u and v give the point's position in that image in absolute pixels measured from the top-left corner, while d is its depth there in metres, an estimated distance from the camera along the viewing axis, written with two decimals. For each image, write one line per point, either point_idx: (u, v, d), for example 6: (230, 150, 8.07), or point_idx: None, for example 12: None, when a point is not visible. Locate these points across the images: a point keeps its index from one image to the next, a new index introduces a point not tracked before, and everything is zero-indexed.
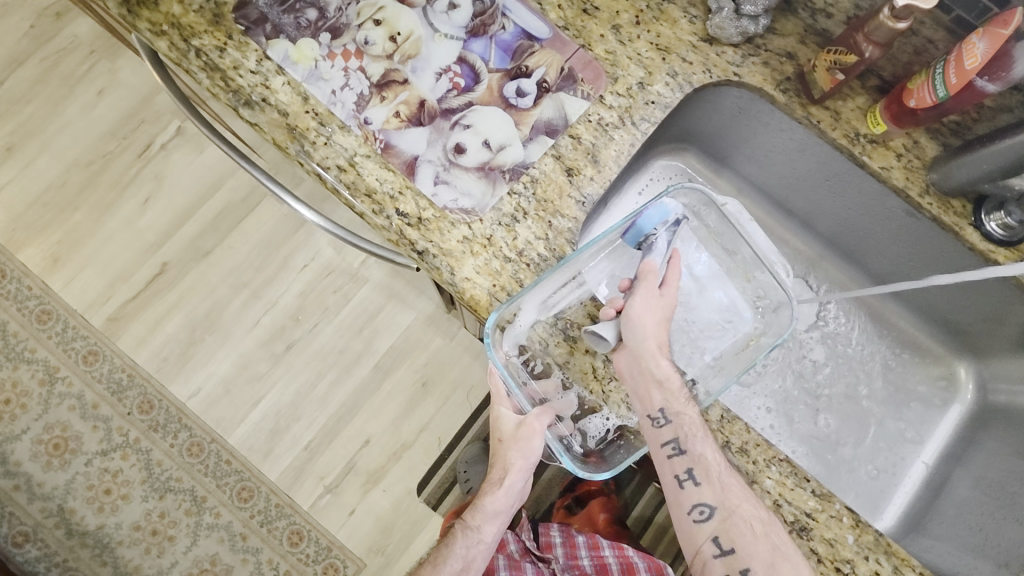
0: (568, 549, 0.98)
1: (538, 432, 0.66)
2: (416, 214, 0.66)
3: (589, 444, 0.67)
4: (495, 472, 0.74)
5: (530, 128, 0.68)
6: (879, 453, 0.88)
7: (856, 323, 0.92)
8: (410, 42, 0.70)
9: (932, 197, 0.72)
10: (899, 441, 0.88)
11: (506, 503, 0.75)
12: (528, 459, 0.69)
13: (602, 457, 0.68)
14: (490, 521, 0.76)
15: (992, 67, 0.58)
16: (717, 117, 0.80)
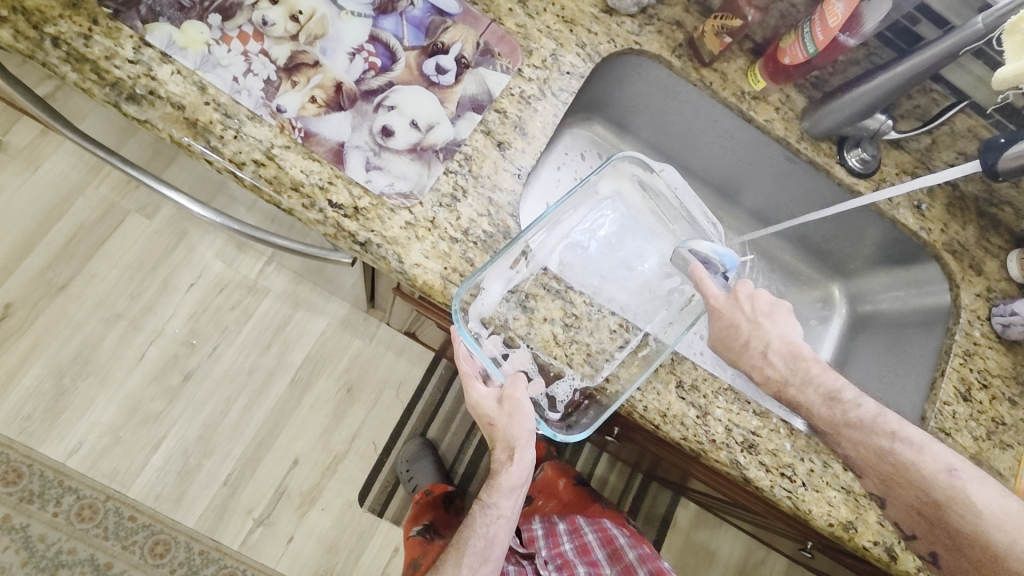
0: (548, 544, 0.96)
1: (522, 397, 0.63)
2: (351, 204, 0.62)
3: (559, 408, 0.69)
4: (501, 459, 0.64)
5: (456, 105, 0.68)
6: None
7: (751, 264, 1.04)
8: (314, 22, 0.66)
9: (806, 143, 0.83)
10: None
11: (523, 477, 0.65)
12: (525, 427, 0.63)
13: (573, 418, 0.69)
14: (507, 495, 0.66)
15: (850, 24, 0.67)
16: (632, 88, 0.86)
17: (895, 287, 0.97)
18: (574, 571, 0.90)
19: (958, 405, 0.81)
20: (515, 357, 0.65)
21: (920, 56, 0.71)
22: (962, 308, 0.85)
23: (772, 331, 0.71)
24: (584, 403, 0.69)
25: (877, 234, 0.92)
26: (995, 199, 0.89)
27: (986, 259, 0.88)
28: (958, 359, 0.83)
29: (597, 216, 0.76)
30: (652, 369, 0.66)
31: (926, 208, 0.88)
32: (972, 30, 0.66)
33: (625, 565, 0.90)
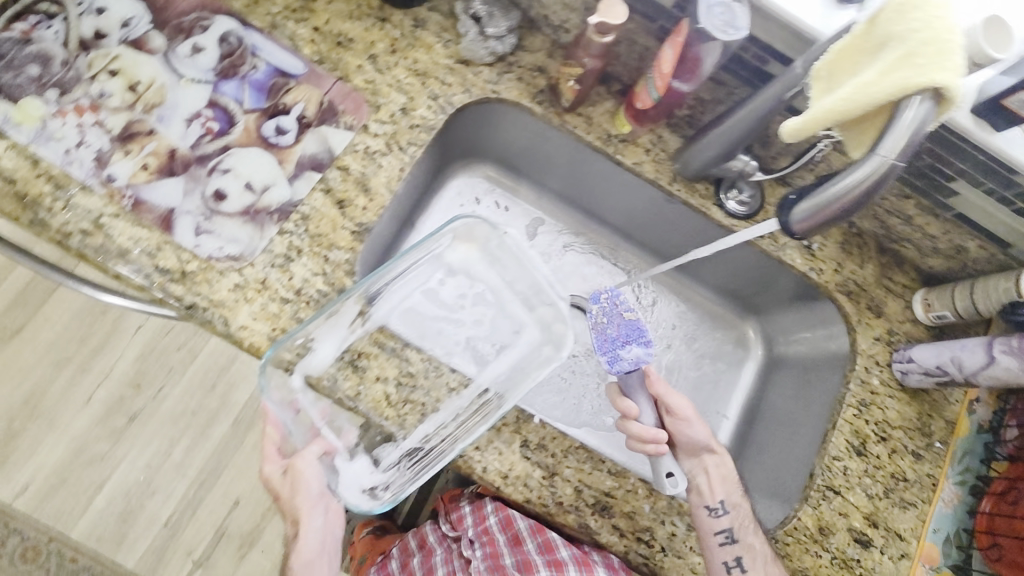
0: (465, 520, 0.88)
1: (307, 465, 0.61)
2: (179, 268, 0.63)
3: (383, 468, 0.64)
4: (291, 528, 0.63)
5: (295, 165, 0.68)
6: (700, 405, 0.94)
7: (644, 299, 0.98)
8: (152, 90, 0.66)
9: (679, 184, 0.80)
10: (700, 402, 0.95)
11: (319, 545, 0.63)
12: (310, 494, 0.61)
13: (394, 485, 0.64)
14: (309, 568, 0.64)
15: (682, 71, 0.64)
16: (501, 125, 0.83)
17: (807, 328, 0.90)
18: (496, 548, 0.82)
19: (849, 460, 0.76)
20: (313, 409, 0.64)
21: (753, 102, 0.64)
22: (858, 352, 0.81)
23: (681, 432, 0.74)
24: (407, 462, 0.65)
25: (787, 279, 0.87)
26: (892, 236, 0.81)
27: (887, 300, 0.82)
28: (851, 410, 0.78)
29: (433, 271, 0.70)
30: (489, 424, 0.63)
31: (817, 247, 0.82)
32: (794, 73, 0.60)
33: (545, 541, 0.78)
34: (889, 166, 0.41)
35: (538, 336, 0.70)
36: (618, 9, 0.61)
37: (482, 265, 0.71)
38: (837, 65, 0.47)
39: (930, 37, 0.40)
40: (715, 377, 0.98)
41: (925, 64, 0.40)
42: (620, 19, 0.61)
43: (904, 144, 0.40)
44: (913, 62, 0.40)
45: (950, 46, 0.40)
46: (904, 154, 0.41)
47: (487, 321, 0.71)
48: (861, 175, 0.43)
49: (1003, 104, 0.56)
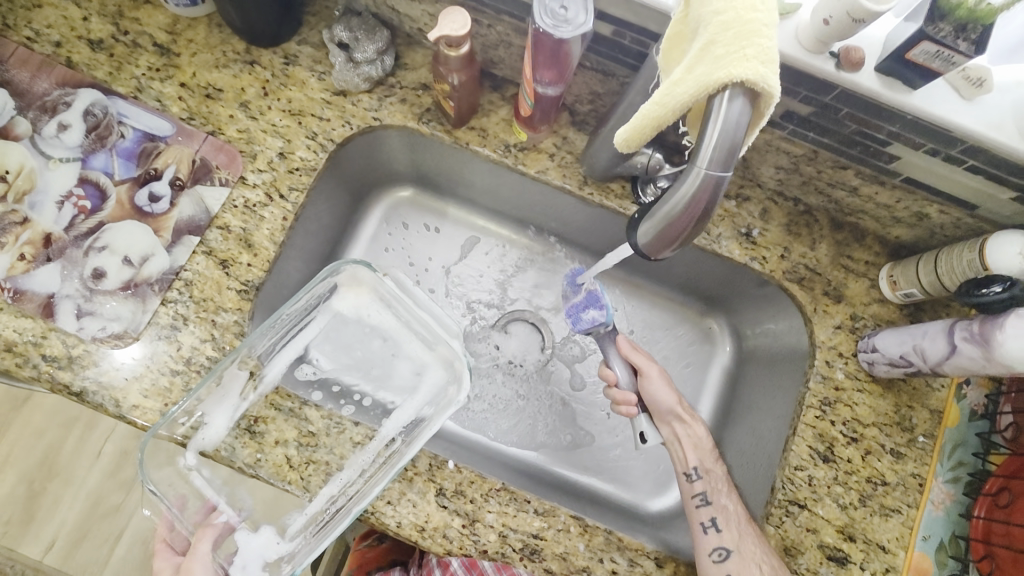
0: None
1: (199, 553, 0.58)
2: (65, 354, 0.63)
3: (292, 539, 0.62)
4: None
5: (172, 231, 0.66)
6: None
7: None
8: (22, 177, 0.66)
9: (592, 187, 0.73)
10: None
11: None
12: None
13: (297, 558, 0.61)
14: None
15: (543, 77, 0.58)
16: (390, 148, 0.79)
17: (770, 318, 0.80)
18: None
19: (815, 469, 0.67)
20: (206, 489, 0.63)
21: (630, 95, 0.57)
22: (817, 345, 0.70)
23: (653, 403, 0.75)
24: (313, 529, 0.61)
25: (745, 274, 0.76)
26: (844, 209, 0.72)
27: (848, 281, 0.72)
28: (812, 412, 0.69)
29: (328, 325, 0.69)
30: (387, 477, 0.60)
31: (758, 233, 0.73)
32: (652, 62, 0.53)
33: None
34: (712, 176, 0.35)
35: (441, 375, 0.68)
36: (460, 21, 0.55)
37: (377, 309, 0.69)
38: (666, 56, 0.41)
39: (730, 20, 0.33)
40: (677, 380, 0.87)
41: (727, 54, 0.33)
42: (464, 29, 0.56)
43: (720, 150, 0.34)
44: (714, 53, 0.34)
45: (756, 28, 0.33)
46: (725, 161, 0.35)
47: (386, 366, 0.69)
48: (687, 190, 0.37)
49: (907, 58, 0.48)
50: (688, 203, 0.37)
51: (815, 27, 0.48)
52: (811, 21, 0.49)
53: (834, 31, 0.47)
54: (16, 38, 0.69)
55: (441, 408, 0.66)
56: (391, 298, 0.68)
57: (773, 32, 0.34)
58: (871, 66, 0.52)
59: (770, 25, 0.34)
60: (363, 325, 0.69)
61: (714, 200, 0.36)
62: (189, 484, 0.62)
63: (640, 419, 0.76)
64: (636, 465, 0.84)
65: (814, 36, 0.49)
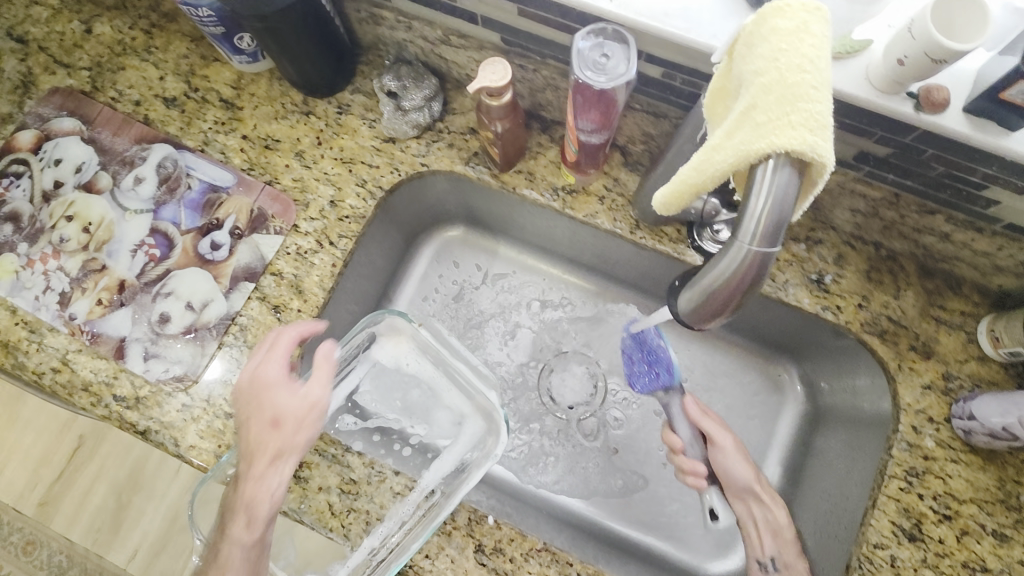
0: None
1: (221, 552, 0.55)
2: (133, 394, 0.67)
3: None
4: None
5: (230, 278, 0.69)
6: None
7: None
8: (102, 228, 0.71)
9: (644, 231, 0.69)
10: None
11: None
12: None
13: None
14: None
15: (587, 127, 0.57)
16: (438, 192, 0.80)
17: (849, 373, 0.72)
18: None
19: (899, 548, 0.59)
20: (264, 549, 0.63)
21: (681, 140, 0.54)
22: (902, 408, 0.63)
23: (726, 476, 0.68)
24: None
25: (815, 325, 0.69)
26: (934, 254, 0.64)
27: (938, 335, 0.64)
28: (896, 483, 0.61)
29: (369, 375, 0.69)
30: (427, 532, 0.58)
31: (831, 279, 0.66)
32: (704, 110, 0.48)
33: None
34: (756, 253, 0.32)
35: (479, 424, 0.66)
36: (501, 73, 0.54)
37: (416, 357, 0.69)
38: (710, 110, 0.38)
39: (772, 82, 0.30)
40: (741, 433, 0.80)
41: (767, 120, 0.30)
42: (503, 80, 0.55)
43: (763, 226, 0.31)
44: (754, 118, 0.31)
45: (802, 90, 0.30)
46: (771, 237, 0.32)
47: (426, 416, 0.68)
48: (729, 265, 0.33)
49: (1003, 98, 0.43)
50: (730, 278, 0.34)
51: (889, 67, 0.43)
52: (884, 60, 0.44)
53: (911, 71, 0.42)
54: (102, 98, 0.76)
55: (480, 458, 0.64)
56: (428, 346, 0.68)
57: (823, 96, 0.30)
58: (958, 105, 0.46)
59: (820, 86, 0.30)
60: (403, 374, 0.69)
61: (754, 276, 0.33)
62: None
63: (710, 493, 0.70)
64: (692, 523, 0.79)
65: (889, 77, 0.44)
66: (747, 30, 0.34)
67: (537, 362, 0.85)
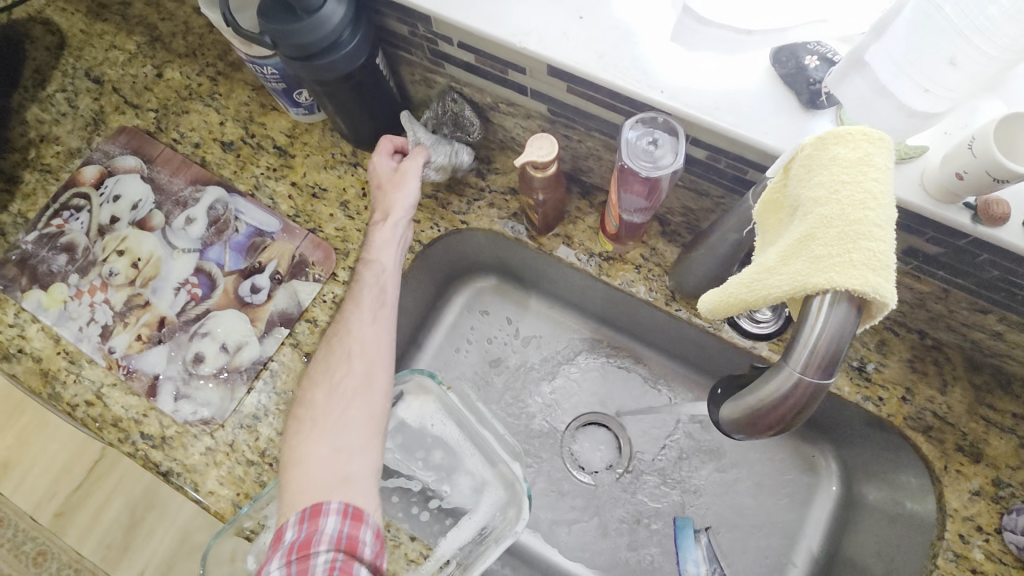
0: None
1: None
2: (160, 434, 0.67)
3: None
4: None
5: (266, 322, 0.70)
6: (759, 550, 0.77)
7: (684, 425, 0.82)
8: (150, 264, 0.74)
9: (679, 302, 0.68)
10: (755, 547, 0.77)
11: None
12: None
13: None
14: None
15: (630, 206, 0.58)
16: (476, 245, 0.82)
17: (893, 468, 0.68)
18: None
19: None
20: None
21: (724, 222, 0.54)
22: (948, 514, 0.59)
23: None
24: None
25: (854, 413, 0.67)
26: (984, 350, 0.62)
27: (986, 436, 0.61)
28: None
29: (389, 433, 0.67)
30: None
31: (874, 367, 0.64)
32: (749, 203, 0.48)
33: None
34: (806, 380, 0.32)
35: (501, 495, 0.64)
36: (548, 148, 0.55)
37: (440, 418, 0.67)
38: (763, 219, 0.39)
39: (833, 215, 0.32)
40: (770, 515, 0.78)
41: (826, 253, 0.32)
42: (549, 155, 0.55)
43: (815, 356, 0.31)
44: (813, 249, 0.32)
45: (865, 227, 0.31)
46: (826, 367, 0.32)
47: (445, 481, 0.65)
48: (778, 387, 0.34)
49: None
50: (778, 399, 0.34)
51: (946, 178, 0.42)
52: (941, 168, 0.43)
53: (970, 186, 0.41)
54: (164, 140, 0.81)
55: (501, 534, 0.61)
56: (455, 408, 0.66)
57: (887, 233, 0.31)
58: (1016, 218, 0.45)
59: (883, 224, 0.31)
60: (425, 436, 0.67)
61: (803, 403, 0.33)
62: None
63: None
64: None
65: (944, 186, 0.43)
66: (805, 152, 0.35)
67: (560, 424, 0.84)
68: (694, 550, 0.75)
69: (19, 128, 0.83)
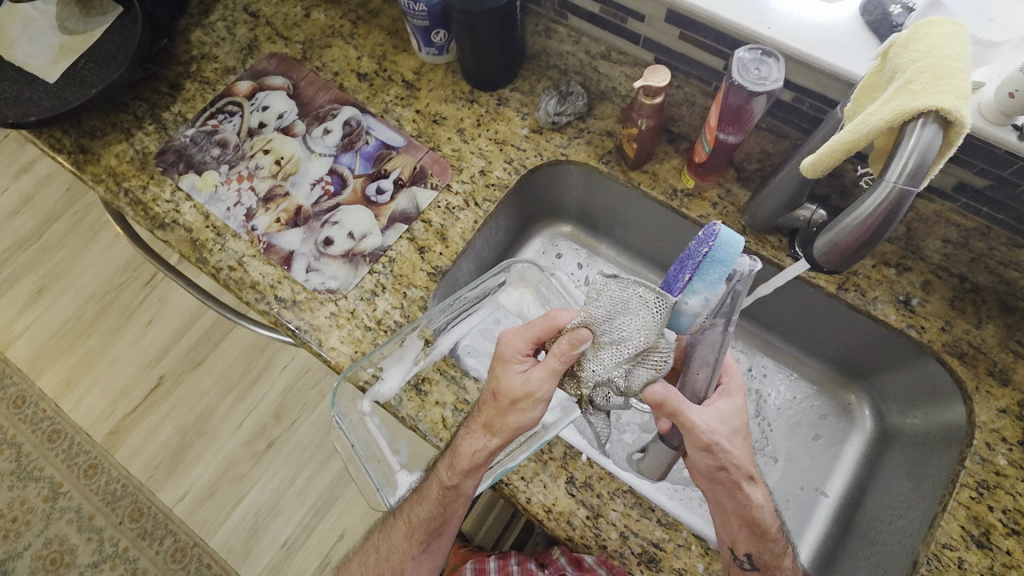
0: None
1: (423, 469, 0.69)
2: (291, 298, 0.78)
3: None
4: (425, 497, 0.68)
5: (387, 218, 0.82)
6: (796, 472, 0.86)
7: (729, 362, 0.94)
8: (291, 163, 0.86)
9: (749, 236, 0.78)
10: (793, 470, 0.86)
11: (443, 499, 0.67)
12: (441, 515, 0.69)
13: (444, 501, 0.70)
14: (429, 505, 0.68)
15: (727, 126, 0.67)
16: (568, 183, 0.91)
17: (919, 397, 0.79)
18: None
19: (968, 552, 0.63)
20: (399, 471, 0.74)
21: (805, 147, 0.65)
22: (977, 425, 0.68)
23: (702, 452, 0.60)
24: None
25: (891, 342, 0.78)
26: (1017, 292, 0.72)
27: (1016, 366, 0.70)
28: (967, 491, 0.65)
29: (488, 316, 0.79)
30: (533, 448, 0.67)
31: (917, 303, 0.74)
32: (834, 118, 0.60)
33: None
34: (899, 191, 0.42)
35: None
36: (661, 73, 0.67)
37: (535, 307, 0.78)
38: (856, 103, 0.49)
39: (927, 65, 0.41)
40: (806, 450, 0.88)
41: (921, 91, 0.40)
42: (663, 83, 0.67)
43: (909, 169, 0.41)
44: (911, 89, 0.41)
45: (951, 70, 0.40)
46: (915, 177, 0.41)
47: None
48: (874, 202, 0.43)
49: None
50: (872, 212, 0.44)
51: (999, 100, 0.53)
52: (995, 97, 0.54)
53: (1020, 103, 0.52)
54: (309, 66, 0.93)
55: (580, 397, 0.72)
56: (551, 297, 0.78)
57: (967, 75, 0.41)
58: None
59: (964, 69, 0.41)
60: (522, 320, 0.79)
61: (900, 215, 0.42)
62: (363, 423, 0.72)
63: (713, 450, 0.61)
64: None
65: (998, 108, 0.54)
66: (900, 40, 0.44)
67: None
68: (720, 288, 0.50)
69: (184, 46, 0.96)
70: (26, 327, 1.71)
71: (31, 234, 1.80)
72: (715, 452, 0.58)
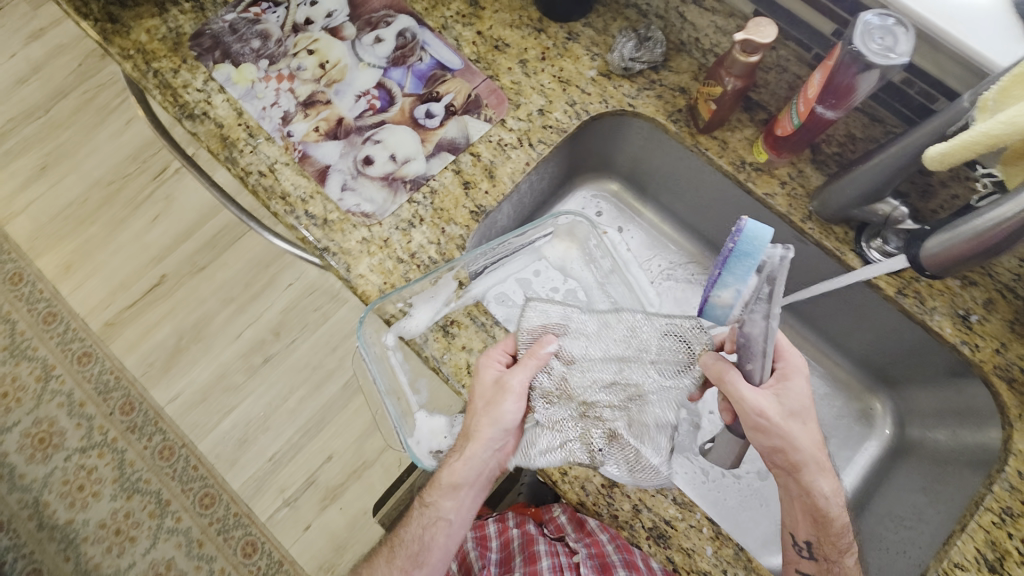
0: None
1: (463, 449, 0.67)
2: (322, 216, 0.73)
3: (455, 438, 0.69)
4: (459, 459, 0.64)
5: (434, 145, 0.76)
6: None
7: None
8: (336, 69, 0.79)
9: (814, 224, 0.73)
10: None
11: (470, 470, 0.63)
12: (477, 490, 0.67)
13: None
14: (447, 495, 0.63)
15: (830, 98, 0.61)
16: (628, 141, 0.85)
17: (949, 416, 0.77)
18: None
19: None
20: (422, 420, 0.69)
21: (908, 136, 0.59)
22: (1014, 453, 0.65)
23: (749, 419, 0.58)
24: None
25: (936, 356, 0.75)
26: None
27: None
28: (990, 516, 0.64)
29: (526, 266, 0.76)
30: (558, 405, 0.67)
31: (977, 320, 0.70)
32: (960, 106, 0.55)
33: None
34: None
35: None
36: (768, 29, 0.60)
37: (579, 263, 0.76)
38: (1003, 92, 0.49)
39: None
40: None
41: None
42: (767, 40, 0.60)
43: None
44: None
45: None
46: None
47: None
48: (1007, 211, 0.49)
49: None
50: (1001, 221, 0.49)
51: None
52: None
53: None
54: None
55: None
56: (597, 254, 0.77)
57: None
58: None
59: None
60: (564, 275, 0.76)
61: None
62: (385, 356, 0.69)
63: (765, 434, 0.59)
64: (741, 514, 0.80)
65: None
66: None
67: None
68: (751, 280, 0.50)
69: None
70: (29, 204, 1.66)
71: (39, 107, 1.71)
72: (768, 433, 0.57)
